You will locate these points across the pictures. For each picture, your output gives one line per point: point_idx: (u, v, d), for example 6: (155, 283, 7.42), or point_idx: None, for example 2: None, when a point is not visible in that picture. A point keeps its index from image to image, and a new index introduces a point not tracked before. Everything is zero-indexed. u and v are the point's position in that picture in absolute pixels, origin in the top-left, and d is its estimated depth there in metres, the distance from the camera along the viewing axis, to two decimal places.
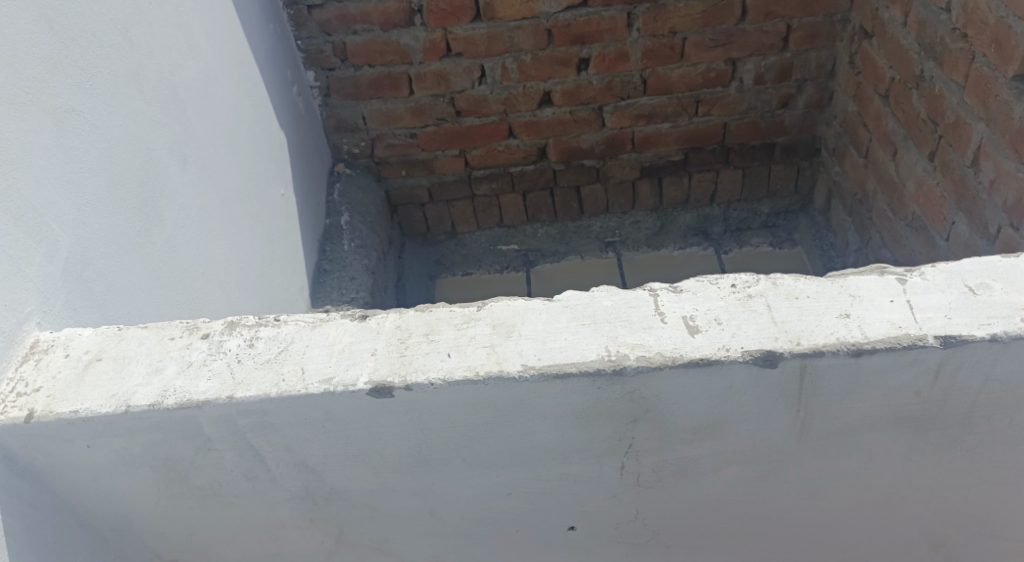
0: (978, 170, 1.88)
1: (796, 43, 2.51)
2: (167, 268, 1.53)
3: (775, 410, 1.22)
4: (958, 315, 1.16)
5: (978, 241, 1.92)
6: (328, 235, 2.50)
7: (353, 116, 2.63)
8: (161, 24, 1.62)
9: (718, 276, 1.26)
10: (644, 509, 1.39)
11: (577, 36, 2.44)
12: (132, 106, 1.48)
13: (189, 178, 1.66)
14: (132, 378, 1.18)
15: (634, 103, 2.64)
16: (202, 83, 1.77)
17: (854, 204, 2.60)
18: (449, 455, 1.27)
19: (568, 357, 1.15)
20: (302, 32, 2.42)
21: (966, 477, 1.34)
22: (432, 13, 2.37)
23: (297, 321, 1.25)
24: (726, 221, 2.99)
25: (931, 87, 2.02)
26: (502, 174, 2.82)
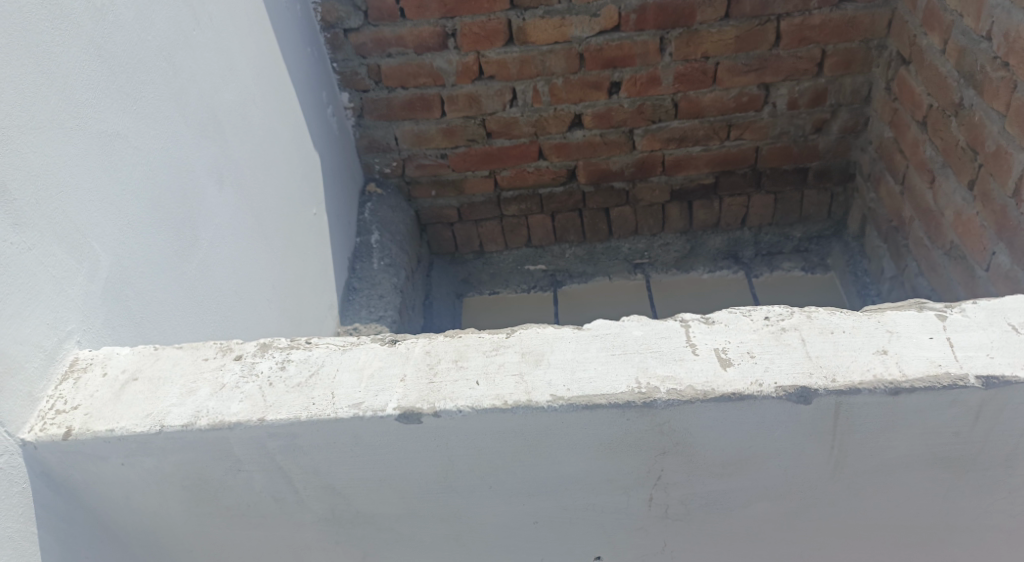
0: (1020, 201, 1.84)
1: (831, 69, 2.49)
2: (202, 288, 1.55)
3: (808, 446, 1.20)
4: (1001, 354, 1.13)
5: (1019, 273, 1.88)
6: (358, 254, 2.52)
7: (385, 137, 2.65)
8: (204, 49, 1.65)
9: (751, 308, 1.25)
10: (671, 542, 1.37)
11: (609, 60, 2.45)
12: (174, 129, 1.51)
13: (226, 198, 1.69)
14: (166, 398, 1.19)
15: (665, 127, 2.64)
16: (240, 105, 1.80)
17: (890, 232, 2.56)
18: (476, 481, 1.26)
19: (598, 388, 1.15)
20: (338, 54, 2.46)
21: (1007, 520, 1.30)
22: (466, 36, 2.39)
23: (328, 344, 1.26)
24: (757, 245, 2.95)
25: (971, 115, 1.99)
26: (532, 196, 2.83)
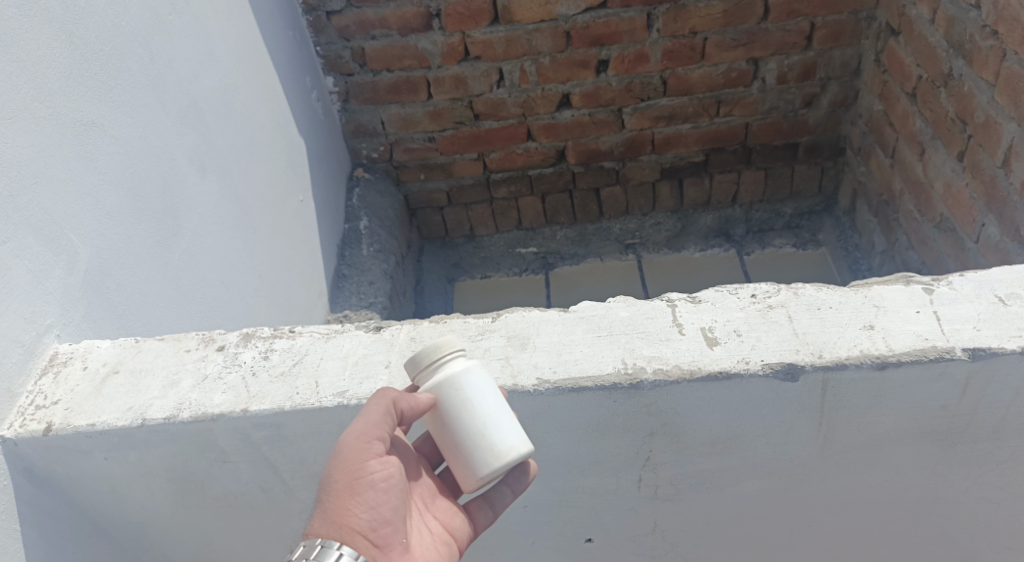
0: (1009, 171, 1.83)
1: (820, 42, 2.47)
2: (186, 278, 1.53)
3: (796, 423, 1.20)
4: (988, 327, 1.13)
5: (1009, 244, 1.87)
6: (347, 240, 2.50)
7: (372, 121, 2.62)
8: (181, 35, 1.62)
9: (737, 286, 1.24)
10: (662, 522, 1.36)
11: (596, 38, 2.42)
12: (152, 117, 1.49)
13: (208, 186, 1.67)
14: (148, 390, 1.21)
15: (654, 104, 2.61)
16: (221, 92, 1.78)
17: (881, 205, 2.54)
18: None
19: (584, 370, 1.14)
20: (321, 38, 2.43)
21: (996, 492, 1.30)
22: (450, 16, 2.36)
23: (312, 332, 1.27)
24: (749, 222, 2.92)
25: (960, 85, 1.97)
26: (521, 177, 2.80)
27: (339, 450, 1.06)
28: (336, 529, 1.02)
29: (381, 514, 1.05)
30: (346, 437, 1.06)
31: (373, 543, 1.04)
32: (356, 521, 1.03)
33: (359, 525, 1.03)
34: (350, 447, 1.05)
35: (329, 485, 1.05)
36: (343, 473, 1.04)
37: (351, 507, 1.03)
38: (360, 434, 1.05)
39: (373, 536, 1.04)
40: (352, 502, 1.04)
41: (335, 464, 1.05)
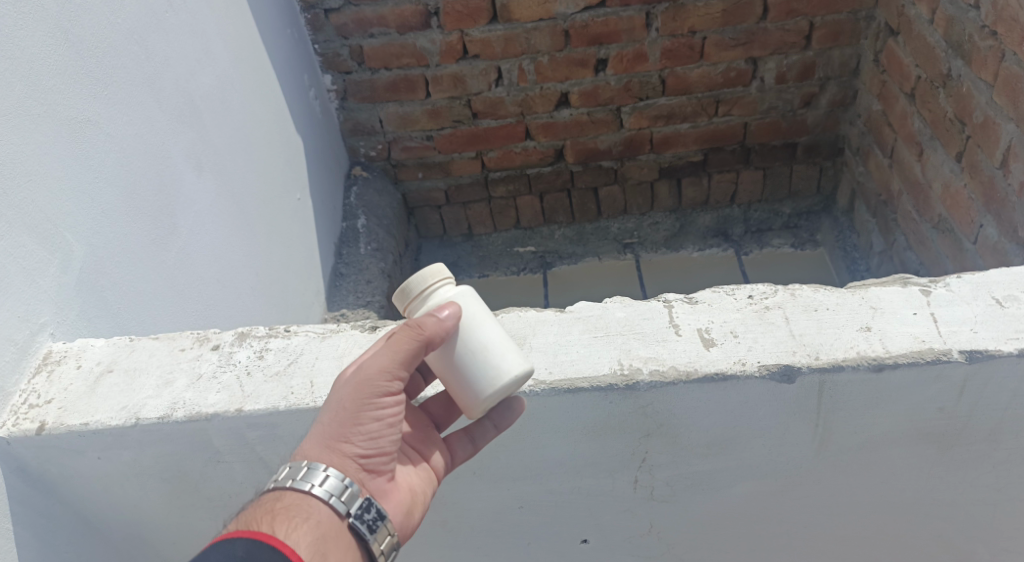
0: (1007, 172, 1.82)
1: (819, 42, 2.46)
2: (182, 277, 1.52)
3: (793, 425, 1.20)
4: (985, 329, 1.12)
5: (1007, 245, 1.86)
6: (345, 239, 2.50)
7: (370, 119, 2.62)
8: (177, 32, 1.62)
9: (734, 287, 1.24)
10: (658, 523, 1.36)
11: (594, 37, 2.41)
12: (147, 114, 1.48)
13: (205, 184, 1.66)
14: (142, 390, 1.21)
15: (653, 104, 2.60)
16: (218, 90, 1.77)
17: (879, 205, 2.54)
18: (459, 468, 1.25)
19: (580, 371, 1.14)
20: (319, 36, 2.42)
21: (992, 494, 1.30)
22: (448, 14, 2.35)
23: (307, 332, 1.27)
24: (747, 222, 2.92)
25: (958, 86, 1.97)
26: (519, 176, 2.80)
27: (354, 378, 1.05)
28: (331, 454, 1.03)
29: (378, 446, 1.06)
30: (365, 366, 1.05)
31: (362, 469, 1.05)
32: (352, 448, 1.04)
33: (354, 451, 1.04)
34: (366, 379, 1.04)
35: (334, 408, 1.04)
36: (351, 402, 1.04)
37: (351, 435, 1.04)
38: (379, 369, 1.03)
39: (365, 465, 1.05)
40: (352, 430, 1.04)
41: (346, 391, 1.04)
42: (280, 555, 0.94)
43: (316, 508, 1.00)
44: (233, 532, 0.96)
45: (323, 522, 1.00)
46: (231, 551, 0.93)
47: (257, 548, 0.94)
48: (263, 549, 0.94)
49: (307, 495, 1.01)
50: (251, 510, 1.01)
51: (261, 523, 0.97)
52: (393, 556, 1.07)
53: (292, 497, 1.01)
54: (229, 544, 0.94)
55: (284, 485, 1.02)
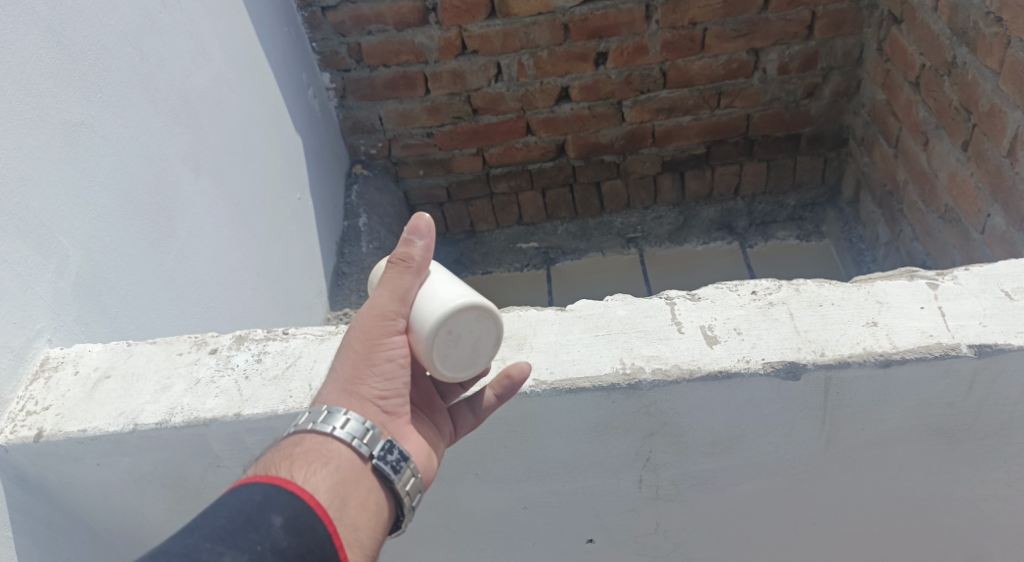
0: (1014, 160, 1.80)
1: (822, 31, 2.43)
2: (180, 279, 1.51)
3: (799, 422, 1.18)
4: (994, 323, 1.10)
5: (1015, 235, 1.84)
6: (346, 237, 2.48)
7: (369, 117, 2.60)
8: (172, 33, 1.60)
9: (737, 283, 1.22)
10: (664, 522, 1.34)
11: (594, 30, 2.39)
12: (143, 116, 1.46)
13: (203, 186, 1.65)
14: (140, 395, 1.20)
15: (654, 97, 2.58)
16: (215, 90, 1.76)
17: (885, 196, 2.51)
18: (461, 469, 1.24)
19: (581, 371, 1.12)
20: (316, 33, 2.40)
21: (1003, 489, 1.28)
22: (446, 10, 2.34)
23: (305, 334, 1.26)
24: (751, 214, 2.89)
25: (964, 74, 1.94)
26: (521, 171, 2.78)
27: (361, 322, 1.05)
28: (349, 398, 1.02)
29: (395, 387, 1.05)
30: (368, 308, 1.06)
31: (382, 413, 1.04)
32: (368, 391, 1.03)
33: (370, 393, 1.03)
34: (372, 320, 1.04)
35: (345, 354, 1.04)
36: (363, 342, 1.04)
37: (366, 378, 1.03)
38: (381, 308, 1.04)
39: (384, 409, 1.04)
40: (367, 371, 1.03)
41: (354, 333, 1.05)
42: (298, 502, 0.91)
43: (336, 451, 0.98)
44: (251, 477, 0.93)
45: (344, 466, 0.97)
46: (249, 496, 0.90)
47: (275, 494, 0.91)
48: (281, 494, 0.91)
49: (328, 438, 0.99)
50: (271, 455, 0.98)
51: (280, 467, 0.95)
52: (418, 502, 1.03)
53: (313, 441, 0.98)
54: (246, 488, 0.91)
55: (304, 428, 0.99)
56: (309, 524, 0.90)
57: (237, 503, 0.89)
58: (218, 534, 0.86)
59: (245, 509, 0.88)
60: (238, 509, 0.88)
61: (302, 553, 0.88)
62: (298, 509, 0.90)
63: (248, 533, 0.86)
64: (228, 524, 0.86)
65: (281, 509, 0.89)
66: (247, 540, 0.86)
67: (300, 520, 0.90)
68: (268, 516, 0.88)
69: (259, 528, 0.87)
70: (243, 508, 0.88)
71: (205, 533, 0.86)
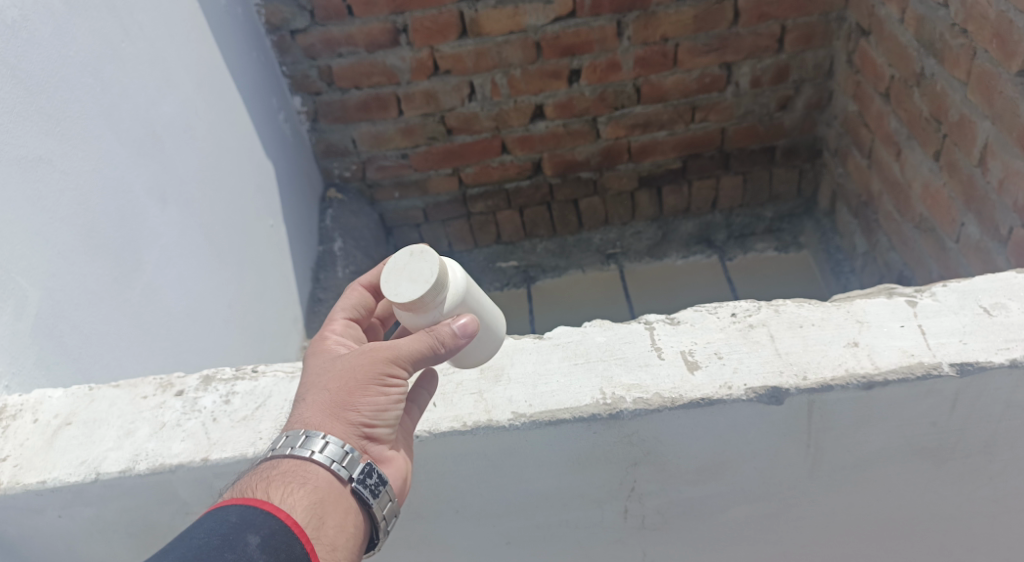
0: (986, 170, 1.81)
1: (792, 45, 2.44)
2: (148, 314, 1.47)
3: (783, 446, 1.16)
4: (974, 340, 1.09)
5: (990, 243, 1.85)
6: (322, 263, 2.44)
7: (342, 140, 2.58)
8: (135, 62, 1.56)
9: (716, 305, 1.20)
10: (650, 551, 1.31)
11: (566, 48, 2.38)
12: (106, 149, 1.42)
13: (171, 217, 1.60)
14: (102, 442, 1.16)
15: (629, 113, 2.57)
16: (181, 118, 1.72)
17: (860, 207, 2.52)
18: (441, 507, 1.21)
19: (561, 402, 1.10)
20: (286, 57, 2.38)
21: (989, 505, 1.26)
22: (418, 31, 2.32)
23: (276, 372, 1.23)
24: (729, 228, 2.88)
25: (933, 85, 1.95)
26: (498, 191, 2.76)
27: (370, 350, 1.01)
28: (333, 419, 0.98)
29: (384, 420, 1.00)
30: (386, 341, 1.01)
31: (364, 439, 1.00)
32: (356, 417, 0.98)
33: (357, 420, 0.98)
34: (385, 352, 1.00)
35: (342, 375, 1.00)
36: (366, 370, 0.99)
37: (357, 406, 0.98)
38: (402, 350, 1.00)
39: (365, 437, 0.99)
40: (361, 398, 0.99)
41: (361, 359, 1.00)
42: (274, 521, 0.89)
43: (315, 474, 0.95)
44: (227, 499, 0.91)
45: (322, 488, 0.94)
46: (224, 518, 0.88)
47: (251, 514, 0.89)
48: (257, 514, 0.89)
49: (306, 461, 0.95)
50: (247, 479, 0.96)
51: (256, 489, 0.92)
52: (393, 524, 1.01)
53: (290, 464, 0.95)
54: (222, 511, 0.89)
55: (281, 452, 0.96)
56: (286, 542, 0.88)
57: (212, 525, 0.87)
58: (194, 554, 0.85)
59: (221, 530, 0.87)
60: (213, 531, 0.87)
61: None
62: (274, 529, 0.88)
63: (224, 555, 0.85)
64: (202, 546, 0.85)
65: (257, 528, 0.88)
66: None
67: (277, 538, 0.88)
68: (245, 536, 0.87)
69: (235, 548, 0.86)
70: (219, 529, 0.87)
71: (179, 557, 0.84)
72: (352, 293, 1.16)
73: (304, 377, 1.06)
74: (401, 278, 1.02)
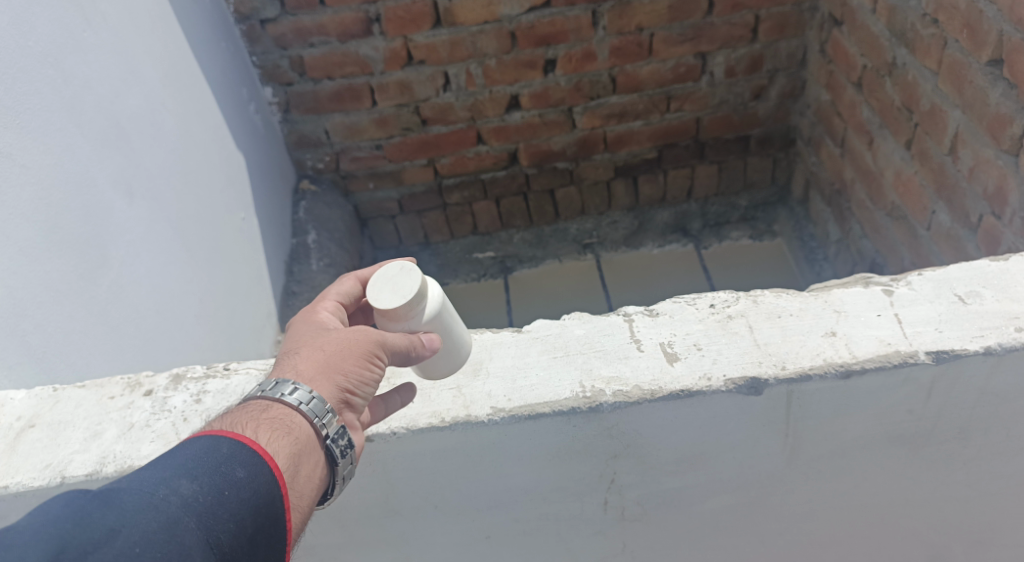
0: (956, 158, 1.83)
1: (766, 34, 2.45)
2: (116, 311, 1.43)
3: (762, 436, 1.16)
4: (949, 328, 1.10)
5: (960, 231, 1.87)
6: (295, 256, 2.41)
7: (315, 131, 2.54)
8: (98, 52, 1.52)
9: (695, 297, 1.20)
10: (631, 542, 1.31)
11: (541, 38, 2.36)
12: (69, 142, 1.38)
13: (138, 211, 1.56)
14: (68, 445, 1.13)
15: (604, 102, 2.56)
16: (148, 110, 1.67)
17: (833, 195, 2.54)
18: (419, 502, 1.20)
19: (540, 396, 1.09)
20: (256, 47, 2.33)
21: (963, 490, 1.28)
22: (391, 21, 2.28)
23: (248, 370, 1.20)
24: (705, 217, 2.88)
25: (904, 74, 1.96)
26: (474, 181, 2.73)
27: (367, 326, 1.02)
28: (322, 378, 0.96)
29: (363, 394, 0.99)
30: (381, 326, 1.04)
31: (342, 404, 0.97)
32: (343, 379, 0.97)
33: (344, 382, 0.97)
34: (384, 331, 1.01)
35: (336, 341, 1.00)
36: (365, 340, 1.00)
37: (348, 371, 0.97)
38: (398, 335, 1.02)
39: (341, 404, 0.98)
40: (353, 363, 0.98)
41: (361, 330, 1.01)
42: (261, 467, 0.87)
43: (299, 426, 0.93)
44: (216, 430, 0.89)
45: (303, 440, 0.92)
46: (215, 448, 0.86)
47: (240, 452, 0.87)
48: (246, 453, 0.87)
49: (293, 411, 0.93)
50: (234, 414, 0.93)
51: (245, 427, 0.90)
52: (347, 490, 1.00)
53: (277, 410, 0.93)
54: (212, 440, 0.87)
55: (273, 396, 0.94)
56: (268, 488, 0.87)
57: (202, 451, 0.85)
58: (184, 480, 0.83)
59: (211, 459, 0.85)
60: (203, 458, 0.85)
61: (257, 516, 0.85)
62: (260, 477, 0.86)
63: (212, 485, 0.83)
64: (193, 472, 0.83)
65: (244, 467, 0.86)
66: (206, 491, 0.83)
67: (260, 482, 0.86)
68: (233, 472, 0.85)
69: (224, 481, 0.84)
70: (209, 458, 0.85)
71: (170, 479, 0.82)
72: (347, 281, 1.11)
73: (288, 340, 1.04)
74: (384, 287, 1.05)
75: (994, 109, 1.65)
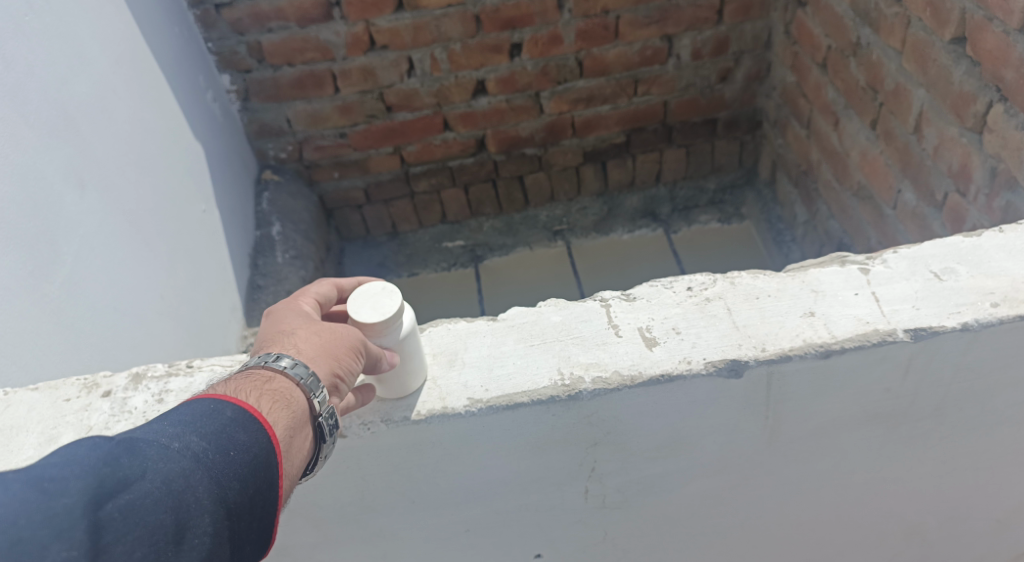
0: (921, 137, 1.83)
1: (731, 16, 2.44)
2: (70, 309, 1.37)
3: (742, 419, 1.15)
4: (926, 306, 1.09)
5: (926, 209, 1.88)
6: (259, 249, 2.34)
7: (276, 120, 2.47)
8: (42, 37, 1.45)
9: (672, 280, 1.18)
10: (612, 530, 1.30)
11: (506, 21, 2.32)
12: (13, 131, 1.32)
13: (91, 204, 1.50)
14: (22, 451, 1.07)
15: (572, 87, 2.53)
16: (98, 97, 1.60)
17: (800, 176, 2.55)
18: (395, 498, 1.17)
19: (518, 386, 1.06)
20: (212, 33, 2.26)
21: (939, 466, 1.28)
22: (351, 4, 2.22)
23: (212, 367, 1.16)
24: (674, 201, 2.88)
25: (869, 54, 1.96)
26: (441, 169, 2.69)
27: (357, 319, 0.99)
28: (319, 364, 0.93)
29: (348, 382, 0.96)
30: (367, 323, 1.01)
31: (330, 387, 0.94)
32: (335, 362, 0.94)
33: (335, 366, 0.94)
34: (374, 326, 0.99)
35: (330, 326, 0.97)
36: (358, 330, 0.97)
37: (342, 358, 0.94)
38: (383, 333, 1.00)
39: (328, 390, 0.94)
40: (347, 348, 0.95)
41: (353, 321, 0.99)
42: (263, 438, 0.85)
43: (298, 402, 0.90)
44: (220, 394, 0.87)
45: (300, 417, 0.90)
46: (220, 411, 0.84)
47: (244, 419, 0.85)
48: (248, 421, 0.85)
49: (294, 387, 0.90)
50: (237, 378, 0.90)
51: (248, 394, 0.88)
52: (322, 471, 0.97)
53: (279, 383, 0.90)
54: (218, 403, 0.85)
55: (276, 367, 0.91)
56: (266, 459, 0.85)
57: (209, 412, 0.84)
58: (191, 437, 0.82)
59: (216, 422, 0.83)
60: (209, 420, 0.83)
61: (254, 484, 0.83)
62: (262, 446, 0.84)
63: (218, 446, 0.82)
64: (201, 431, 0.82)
65: (246, 436, 0.84)
66: (214, 450, 0.82)
67: (260, 451, 0.84)
68: (237, 438, 0.83)
69: (227, 446, 0.83)
70: (215, 420, 0.83)
71: (180, 434, 0.81)
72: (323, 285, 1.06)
73: (272, 321, 0.99)
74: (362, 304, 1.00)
75: (958, 88, 1.66)
